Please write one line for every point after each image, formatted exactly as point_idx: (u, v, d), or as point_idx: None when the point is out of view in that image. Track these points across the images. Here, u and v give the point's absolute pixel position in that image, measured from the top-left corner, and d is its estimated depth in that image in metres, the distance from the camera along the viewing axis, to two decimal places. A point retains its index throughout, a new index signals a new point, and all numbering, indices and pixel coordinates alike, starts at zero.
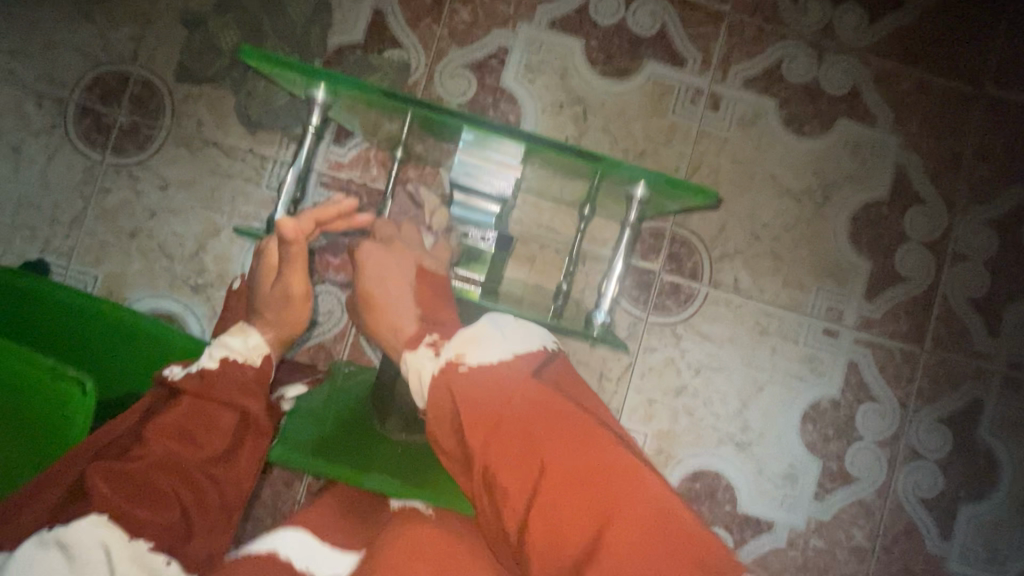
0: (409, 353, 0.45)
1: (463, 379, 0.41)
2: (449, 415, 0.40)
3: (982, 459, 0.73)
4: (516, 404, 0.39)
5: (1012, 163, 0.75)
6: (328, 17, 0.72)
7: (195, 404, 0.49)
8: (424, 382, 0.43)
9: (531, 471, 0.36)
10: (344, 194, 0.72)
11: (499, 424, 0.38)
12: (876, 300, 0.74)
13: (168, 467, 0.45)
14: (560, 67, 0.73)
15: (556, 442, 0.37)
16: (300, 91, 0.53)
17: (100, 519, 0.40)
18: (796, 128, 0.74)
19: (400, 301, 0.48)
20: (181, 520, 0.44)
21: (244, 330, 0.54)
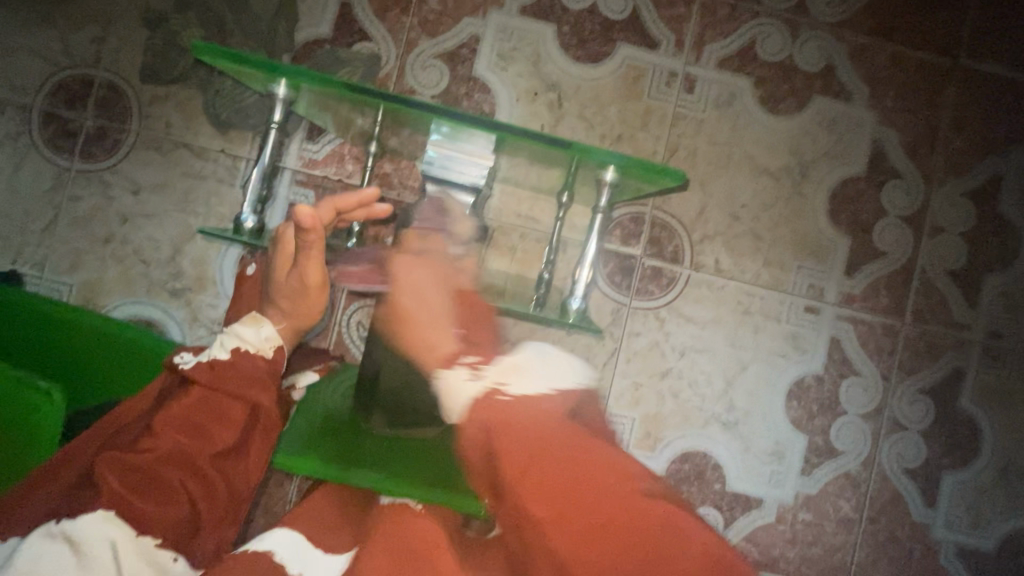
0: (444, 371, 0.41)
1: (501, 405, 0.37)
2: (478, 438, 0.37)
3: (964, 427, 0.74)
4: (561, 444, 0.35)
5: (987, 134, 0.76)
6: (294, 11, 0.70)
7: (204, 395, 0.49)
8: (459, 404, 0.39)
9: (583, 526, 0.31)
10: (321, 192, 0.71)
11: (540, 466, 0.34)
12: (856, 276, 0.74)
13: (177, 462, 0.46)
14: (533, 53, 0.72)
15: (592, 485, 0.33)
16: (260, 86, 0.51)
17: (109, 515, 0.44)
18: (771, 107, 0.74)
19: (433, 317, 0.45)
20: (189, 514, 0.46)
21: (257, 319, 0.53)
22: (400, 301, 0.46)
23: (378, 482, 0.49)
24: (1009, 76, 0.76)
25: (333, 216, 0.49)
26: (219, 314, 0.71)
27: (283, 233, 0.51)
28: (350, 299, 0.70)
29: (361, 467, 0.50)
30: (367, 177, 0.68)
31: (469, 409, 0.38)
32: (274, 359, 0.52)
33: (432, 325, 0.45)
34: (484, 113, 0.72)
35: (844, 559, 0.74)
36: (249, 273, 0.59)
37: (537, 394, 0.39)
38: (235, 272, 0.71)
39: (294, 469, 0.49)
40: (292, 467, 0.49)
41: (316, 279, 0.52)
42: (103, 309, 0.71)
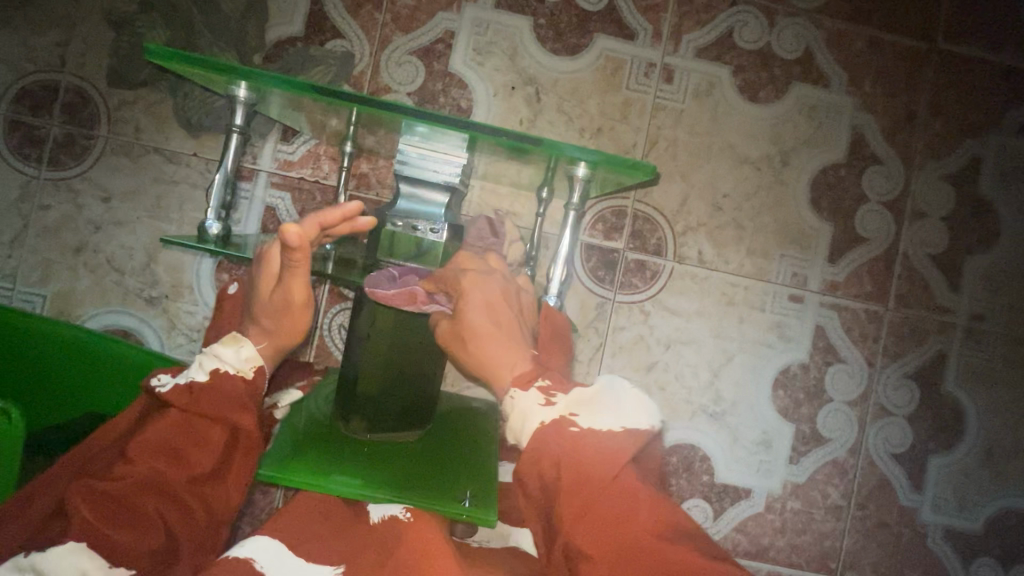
0: (519, 392, 0.45)
1: (563, 437, 0.41)
2: (544, 471, 0.40)
3: (949, 410, 0.75)
4: (618, 496, 0.38)
5: (967, 117, 0.76)
6: (263, 9, 0.69)
7: (183, 417, 0.47)
8: (529, 425, 0.43)
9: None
10: (297, 194, 0.70)
11: (593, 516, 0.38)
12: (839, 263, 0.74)
13: (151, 487, 0.43)
14: (509, 47, 0.71)
15: (647, 541, 0.37)
16: (220, 89, 0.50)
17: (77, 547, 0.40)
18: (751, 95, 0.73)
19: (509, 343, 0.49)
20: (165, 545, 0.42)
21: (238, 339, 0.51)
22: (466, 318, 0.49)
23: (359, 488, 0.48)
24: (987, 58, 0.76)
25: (318, 232, 0.47)
26: (198, 320, 0.70)
27: (268, 252, 0.50)
28: (331, 301, 0.69)
29: (341, 473, 0.49)
30: (344, 178, 0.67)
31: (536, 433, 0.42)
32: (255, 380, 0.50)
33: (508, 350, 0.49)
34: (461, 109, 0.71)
35: (833, 545, 0.74)
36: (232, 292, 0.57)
37: (607, 429, 0.42)
38: (211, 278, 0.70)
39: (274, 479, 0.48)
40: (271, 477, 0.48)
41: (301, 298, 0.50)
42: (78, 319, 0.70)
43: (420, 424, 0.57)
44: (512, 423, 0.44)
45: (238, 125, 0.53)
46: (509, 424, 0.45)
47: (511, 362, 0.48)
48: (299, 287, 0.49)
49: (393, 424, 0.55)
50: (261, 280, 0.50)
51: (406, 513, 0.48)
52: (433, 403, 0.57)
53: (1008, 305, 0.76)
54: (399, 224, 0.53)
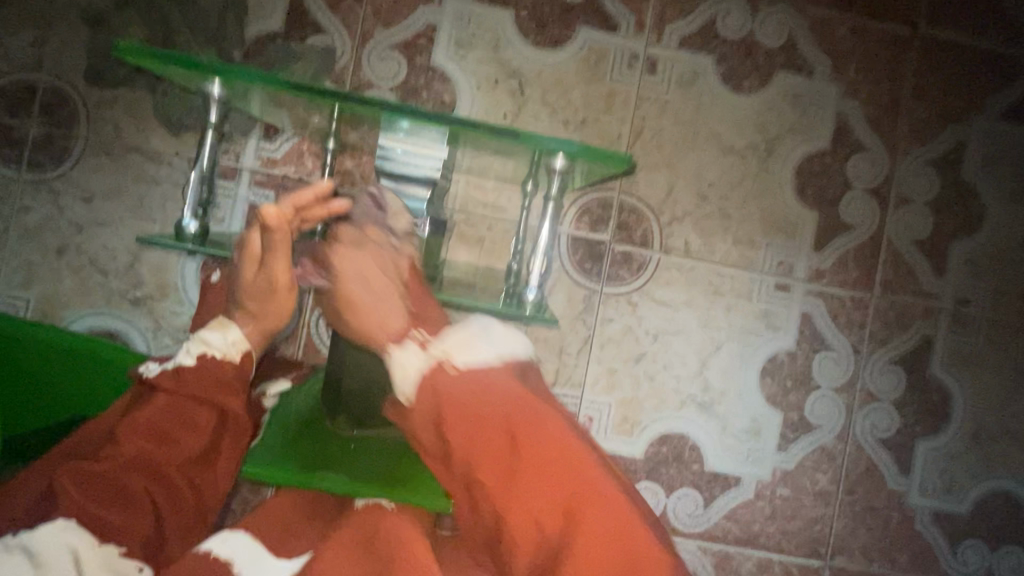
0: (394, 348, 0.43)
1: (451, 381, 0.42)
2: (428, 414, 0.41)
3: (936, 394, 0.75)
4: (524, 440, 0.39)
5: (950, 103, 0.76)
6: (242, 5, 0.68)
7: (171, 400, 0.48)
8: (408, 380, 0.42)
9: (507, 501, 0.39)
10: (281, 191, 0.70)
11: (484, 452, 0.40)
12: (825, 251, 0.74)
13: (143, 468, 0.45)
14: (492, 40, 0.71)
15: (536, 463, 0.39)
16: (193, 86, 0.50)
17: (68, 523, 0.42)
18: (735, 84, 0.73)
19: (385, 294, 0.45)
20: (154, 522, 0.45)
21: (224, 323, 0.50)
22: (346, 277, 0.45)
23: (345, 484, 0.48)
24: (969, 43, 0.76)
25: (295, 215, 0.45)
26: (184, 321, 0.70)
27: (249, 236, 0.48)
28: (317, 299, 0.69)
29: (327, 469, 0.49)
30: (327, 174, 0.66)
31: (420, 384, 0.42)
32: (244, 364, 0.50)
33: (375, 304, 0.45)
34: (445, 103, 0.71)
35: (823, 531, 0.75)
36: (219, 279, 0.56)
37: (483, 362, 0.42)
38: (197, 278, 0.70)
39: (262, 475, 0.47)
40: (257, 473, 0.47)
41: (286, 280, 0.48)
42: (62, 322, 0.69)
43: None
44: (397, 381, 0.43)
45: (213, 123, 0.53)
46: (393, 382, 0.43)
47: (384, 311, 0.45)
48: (281, 272, 0.47)
49: (382, 420, 0.54)
50: (244, 265, 0.48)
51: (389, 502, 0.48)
52: None
53: (993, 289, 0.77)
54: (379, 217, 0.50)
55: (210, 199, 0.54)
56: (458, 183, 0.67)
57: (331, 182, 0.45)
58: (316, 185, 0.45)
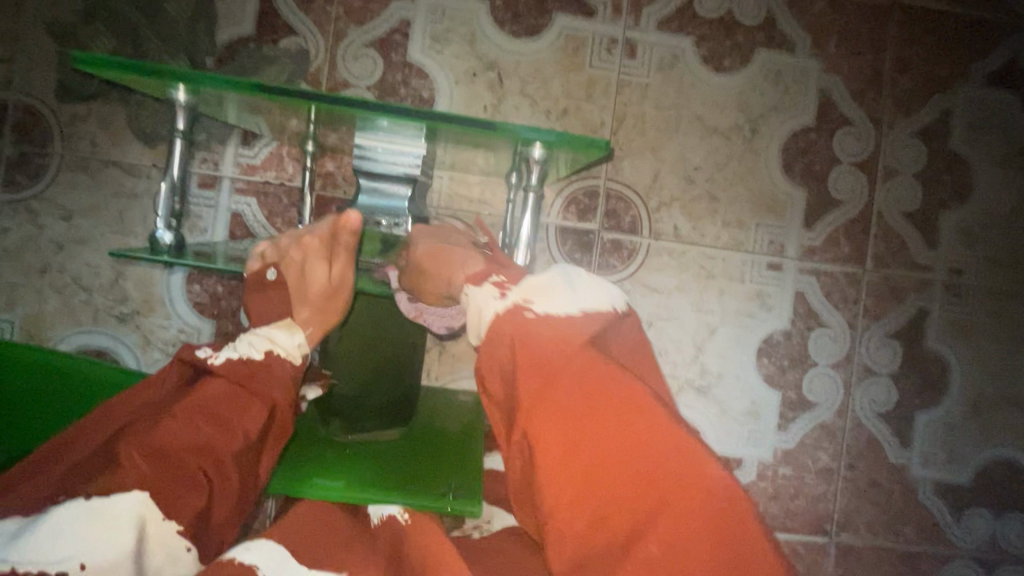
0: (472, 287, 0.45)
1: (516, 325, 0.42)
2: (502, 350, 0.42)
3: (933, 366, 0.75)
4: (580, 387, 0.39)
5: (933, 72, 0.75)
6: (211, 10, 0.67)
7: (227, 385, 0.45)
8: (487, 319, 0.43)
9: (566, 443, 0.38)
10: (263, 198, 0.69)
11: (553, 401, 0.39)
12: (815, 227, 0.74)
13: (199, 451, 0.42)
14: (467, 33, 0.70)
15: (608, 416, 0.38)
16: (158, 94, 0.49)
17: (142, 497, 0.40)
18: (715, 65, 0.72)
19: (458, 255, 0.48)
20: (204, 510, 0.42)
21: (291, 325, 0.49)
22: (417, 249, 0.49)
23: (339, 491, 0.47)
24: (950, 11, 0.75)
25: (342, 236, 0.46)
26: (173, 334, 0.69)
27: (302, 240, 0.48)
28: None
29: (322, 476, 0.49)
30: (308, 178, 0.65)
31: (494, 324, 0.43)
32: (302, 367, 0.49)
33: (441, 274, 0.47)
34: (423, 100, 0.70)
35: (827, 508, 0.75)
36: (270, 279, 0.49)
37: (562, 314, 0.42)
38: (183, 290, 0.69)
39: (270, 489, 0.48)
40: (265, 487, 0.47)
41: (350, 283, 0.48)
42: (49, 343, 0.68)
43: (403, 421, 0.56)
44: (470, 319, 0.45)
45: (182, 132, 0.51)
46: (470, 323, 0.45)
47: (463, 267, 0.47)
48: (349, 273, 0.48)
49: (374, 423, 0.54)
50: (309, 260, 0.48)
51: (405, 513, 0.47)
52: (415, 398, 0.57)
53: (985, 257, 0.76)
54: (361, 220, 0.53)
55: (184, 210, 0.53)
56: (441, 179, 0.68)
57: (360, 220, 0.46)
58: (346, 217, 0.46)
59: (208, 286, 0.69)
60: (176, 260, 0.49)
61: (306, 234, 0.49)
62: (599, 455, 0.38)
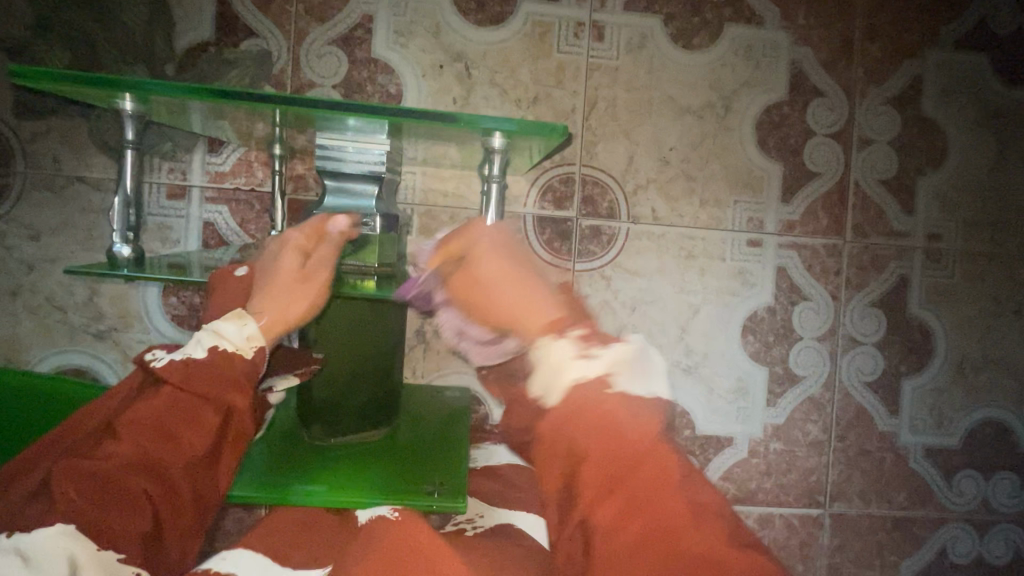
0: (551, 342, 0.48)
1: (599, 393, 0.45)
2: (568, 426, 0.44)
3: (917, 332, 0.75)
4: (631, 457, 0.41)
5: (903, 38, 0.75)
6: (168, 17, 0.66)
7: (174, 395, 0.46)
8: (563, 376, 0.46)
9: (613, 514, 0.39)
10: (235, 205, 0.68)
11: (608, 487, 0.40)
12: (793, 201, 0.73)
13: (145, 467, 0.42)
14: (432, 25, 0.69)
15: (663, 502, 0.39)
16: (104, 105, 0.48)
17: (68, 529, 0.38)
18: (684, 43, 0.72)
19: (531, 290, 0.51)
20: (151, 528, 0.41)
21: (241, 315, 0.49)
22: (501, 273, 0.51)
23: (323, 496, 0.47)
24: None
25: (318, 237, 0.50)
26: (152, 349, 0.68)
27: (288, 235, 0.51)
28: None
29: (305, 482, 0.49)
30: (279, 182, 0.65)
31: (574, 387, 0.46)
32: (255, 359, 0.49)
33: (507, 297, 0.50)
34: (390, 96, 0.69)
35: (819, 480, 0.76)
36: (241, 276, 0.52)
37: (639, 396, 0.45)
38: (159, 304, 0.68)
39: (252, 499, 0.47)
40: (246, 497, 0.47)
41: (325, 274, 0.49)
42: (27, 365, 0.67)
43: (387, 422, 0.56)
44: (542, 370, 0.48)
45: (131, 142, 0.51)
46: (539, 369, 0.48)
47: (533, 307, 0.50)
48: (321, 265, 0.49)
49: (357, 426, 0.54)
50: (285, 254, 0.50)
51: (394, 510, 0.45)
52: (396, 397, 0.56)
53: (963, 221, 0.76)
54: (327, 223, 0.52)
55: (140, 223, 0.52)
56: (414, 175, 0.67)
57: (346, 226, 0.49)
58: (336, 221, 0.49)
59: (185, 298, 0.68)
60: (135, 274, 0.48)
61: (290, 230, 0.51)
62: (651, 530, 0.38)
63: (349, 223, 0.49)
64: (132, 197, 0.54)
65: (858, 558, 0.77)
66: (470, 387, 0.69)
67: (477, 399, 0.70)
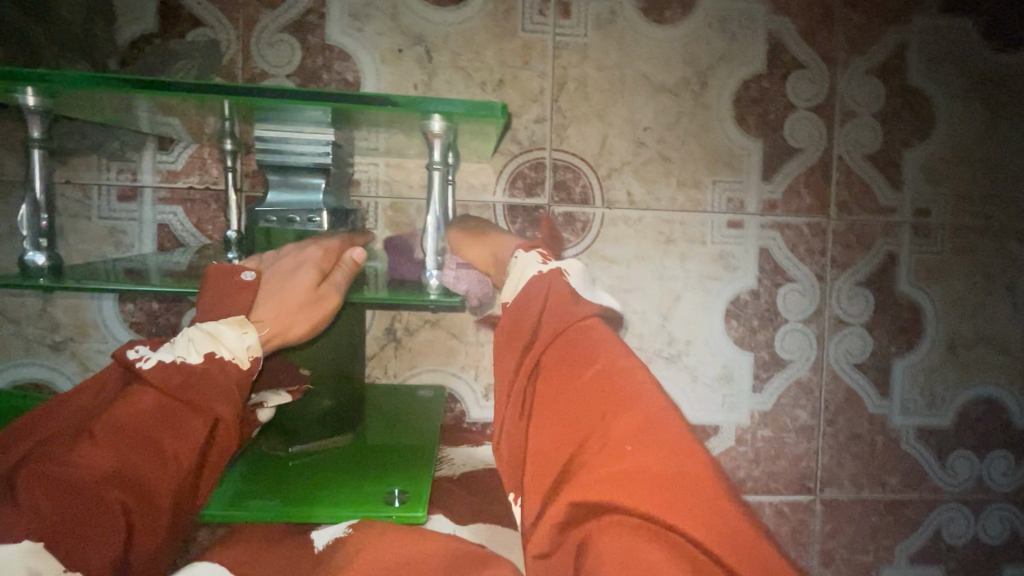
0: (519, 252, 0.49)
1: (555, 281, 0.45)
2: (528, 294, 0.45)
3: (906, 310, 0.73)
4: (570, 319, 0.42)
5: (886, 3, 0.71)
6: (108, 8, 0.62)
7: (161, 400, 0.41)
8: (527, 274, 0.47)
9: (549, 354, 0.40)
10: (190, 205, 0.65)
11: (552, 360, 0.40)
12: (774, 179, 0.71)
13: (124, 482, 0.38)
14: (388, 7, 0.65)
15: (592, 354, 0.39)
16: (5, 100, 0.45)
17: (35, 547, 0.35)
18: (655, 16, 0.68)
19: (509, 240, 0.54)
20: (124, 553, 0.37)
21: (244, 322, 0.43)
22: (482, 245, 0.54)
23: (276, 510, 0.44)
24: None
25: (327, 264, 0.46)
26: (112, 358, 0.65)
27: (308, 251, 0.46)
28: None
29: (258, 496, 0.46)
30: (232, 179, 0.61)
31: (537, 277, 0.46)
32: (251, 372, 0.44)
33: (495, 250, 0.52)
34: (348, 84, 0.66)
35: (809, 465, 0.74)
36: (249, 282, 0.45)
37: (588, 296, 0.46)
38: (117, 311, 0.65)
39: (214, 516, 0.44)
40: (212, 515, 0.44)
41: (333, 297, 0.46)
42: None
43: (351, 427, 0.54)
44: (511, 276, 0.48)
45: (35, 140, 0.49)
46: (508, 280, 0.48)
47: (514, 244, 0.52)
48: (335, 290, 0.46)
49: (317, 433, 0.51)
50: (303, 269, 0.45)
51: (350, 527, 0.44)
52: (358, 401, 0.54)
53: (952, 193, 0.73)
54: (273, 220, 0.50)
55: (51, 228, 0.50)
56: (376, 166, 0.64)
57: (365, 261, 0.47)
58: (353, 250, 0.47)
59: (143, 304, 0.65)
60: (51, 284, 0.47)
61: (310, 246, 0.46)
62: (572, 372, 0.38)
63: (367, 258, 0.47)
64: (41, 201, 0.51)
65: (851, 544, 0.75)
66: (444, 384, 0.67)
67: (452, 397, 0.67)
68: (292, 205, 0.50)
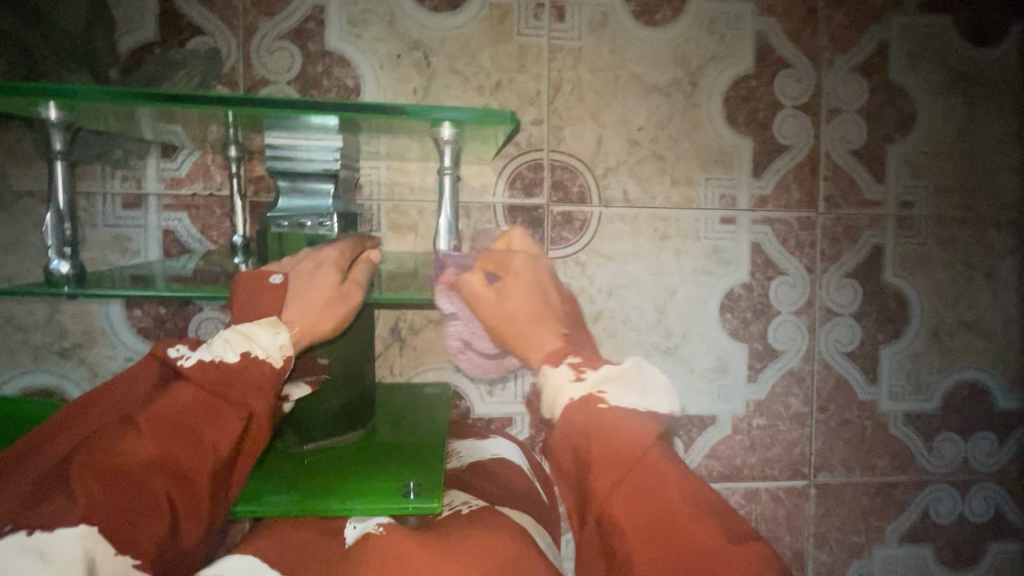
0: (550, 367, 0.49)
1: (590, 411, 0.44)
2: (567, 416, 0.46)
3: (892, 300, 0.76)
4: (623, 457, 0.42)
5: (867, 4, 0.74)
6: (108, 18, 0.63)
7: (198, 394, 0.43)
8: (560, 399, 0.47)
9: (613, 504, 0.41)
10: (194, 211, 0.66)
11: (616, 513, 0.41)
12: (764, 175, 0.73)
13: (166, 470, 0.40)
14: (387, 13, 0.67)
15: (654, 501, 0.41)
16: (27, 113, 0.46)
17: (90, 530, 0.37)
18: (646, 19, 0.70)
19: (536, 320, 0.52)
20: (169, 535, 0.39)
21: (276, 323, 0.45)
22: (508, 297, 0.52)
23: (296, 507, 0.46)
24: None
25: (342, 263, 0.48)
26: (120, 363, 0.66)
27: (326, 253, 0.48)
28: None
29: (277, 492, 0.47)
30: (237, 184, 0.62)
31: (569, 406, 0.46)
32: (283, 372, 0.45)
33: (525, 318, 0.52)
34: (348, 89, 0.67)
35: (803, 451, 0.76)
36: (275, 284, 0.47)
37: (636, 409, 0.45)
38: (124, 318, 0.66)
39: (241, 512, 0.46)
40: (238, 512, 0.46)
41: (353, 296, 0.48)
42: None
43: (362, 423, 0.55)
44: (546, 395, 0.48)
45: (57, 150, 0.50)
46: (544, 396, 0.49)
47: (544, 346, 0.51)
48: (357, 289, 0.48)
49: (330, 431, 0.53)
50: (322, 270, 0.47)
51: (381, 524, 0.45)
52: (370, 398, 0.56)
53: (934, 186, 0.76)
54: (284, 224, 0.51)
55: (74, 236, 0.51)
56: (378, 170, 0.65)
57: (382, 260, 0.51)
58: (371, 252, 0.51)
59: (149, 309, 0.66)
60: (77, 291, 0.48)
61: (324, 246, 0.49)
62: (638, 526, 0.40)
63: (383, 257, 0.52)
64: (63, 209, 0.53)
65: (844, 526, 0.78)
66: (449, 382, 0.69)
67: (456, 394, 0.69)
68: (301, 210, 0.52)
